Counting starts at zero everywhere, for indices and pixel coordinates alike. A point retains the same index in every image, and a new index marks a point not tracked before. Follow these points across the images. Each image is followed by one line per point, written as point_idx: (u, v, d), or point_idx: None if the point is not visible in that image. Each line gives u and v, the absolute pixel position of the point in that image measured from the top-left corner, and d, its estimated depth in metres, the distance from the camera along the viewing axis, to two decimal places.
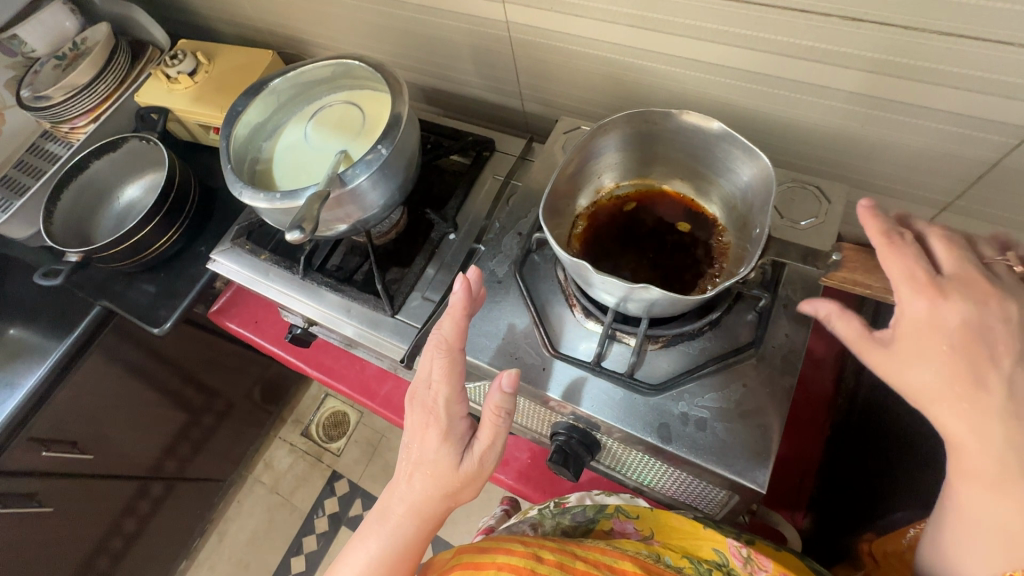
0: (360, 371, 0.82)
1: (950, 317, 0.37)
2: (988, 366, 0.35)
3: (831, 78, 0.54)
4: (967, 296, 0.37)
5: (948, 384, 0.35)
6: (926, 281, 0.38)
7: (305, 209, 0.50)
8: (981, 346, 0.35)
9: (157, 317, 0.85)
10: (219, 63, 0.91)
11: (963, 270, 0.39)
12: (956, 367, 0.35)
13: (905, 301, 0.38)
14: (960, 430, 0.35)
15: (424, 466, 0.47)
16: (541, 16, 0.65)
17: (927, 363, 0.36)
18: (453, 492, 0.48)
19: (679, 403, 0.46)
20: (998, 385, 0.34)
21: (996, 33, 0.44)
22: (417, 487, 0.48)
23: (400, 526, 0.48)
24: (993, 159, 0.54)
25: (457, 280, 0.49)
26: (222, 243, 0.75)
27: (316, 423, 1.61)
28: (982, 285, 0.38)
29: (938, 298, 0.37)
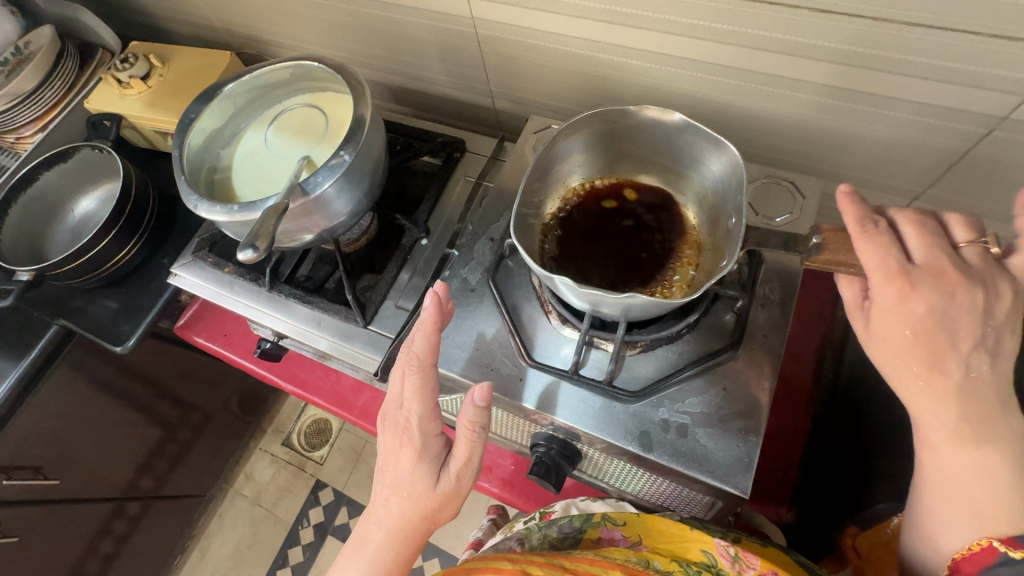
0: (335, 383, 0.79)
1: (916, 307, 0.38)
2: (948, 352, 0.38)
3: (799, 71, 0.54)
4: (935, 287, 0.38)
5: (912, 368, 0.38)
6: (896, 272, 0.38)
7: (261, 224, 0.47)
8: (944, 334, 0.38)
9: (119, 335, 0.81)
10: (173, 66, 0.87)
11: (934, 258, 0.39)
12: (916, 351, 0.38)
13: (875, 289, 0.39)
14: (917, 405, 0.39)
15: (400, 490, 0.46)
16: (507, 12, 0.63)
17: (892, 348, 0.39)
18: (433, 512, 0.46)
19: (659, 409, 0.45)
20: (956, 369, 0.38)
21: (963, 23, 0.44)
22: (393, 512, 0.46)
23: (379, 553, 0.46)
24: (963, 147, 0.54)
25: (426, 294, 0.47)
26: (182, 256, 0.72)
27: (298, 432, 1.57)
28: (949, 273, 0.38)
29: (906, 289, 0.38)
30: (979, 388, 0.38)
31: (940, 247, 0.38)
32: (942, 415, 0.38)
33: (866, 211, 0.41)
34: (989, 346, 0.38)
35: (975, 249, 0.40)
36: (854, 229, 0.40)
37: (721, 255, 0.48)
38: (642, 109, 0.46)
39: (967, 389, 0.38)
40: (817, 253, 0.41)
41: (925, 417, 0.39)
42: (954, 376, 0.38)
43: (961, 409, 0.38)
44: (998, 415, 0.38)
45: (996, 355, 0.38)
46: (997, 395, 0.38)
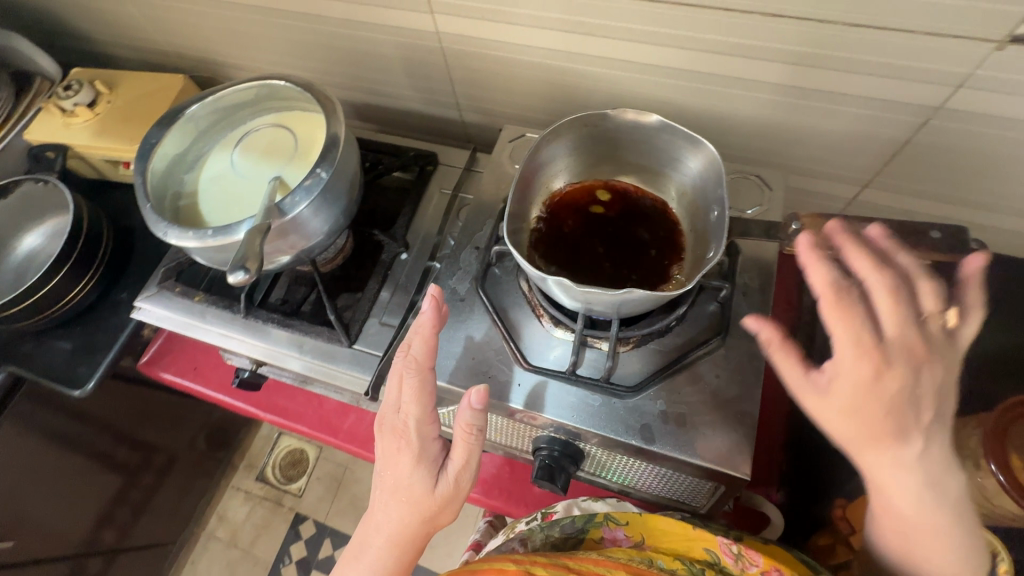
0: (318, 408, 0.76)
1: (887, 386, 0.39)
2: (912, 425, 0.40)
3: (754, 72, 0.57)
4: (904, 366, 0.39)
5: (878, 441, 0.40)
6: (869, 350, 0.39)
7: (246, 244, 0.46)
8: (908, 409, 0.39)
9: (76, 377, 0.76)
10: (121, 92, 0.84)
11: (903, 335, 0.39)
12: (884, 427, 0.39)
13: (847, 366, 0.40)
14: (879, 471, 0.42)
15: (399, 494, 0.45)
16: (472, 25, 0.65)
17: (860, 424, 0.40)
18: (432, 516, 0.45)
19: (657, 402, 0.46)
20: (917, 440, 0.40)
21: (896, 22, 0.48)
22: (392, 517, 0.45)
23: (379, 559, 0.45)
24: (905, 136, 0.58)
25: (426, 296, 0.48)
26: (148, 288, 0.68)
27: (272, 466, 1.50)
28: (916, 350, 0.39)
29: (879, 369, 0.39)
30: (936, 451, 0.40)
31: (910, 324, 0.39)
32: (905, 481, 0.41)
33: (836, 282, 0.41)
34: (942, 412, 0.40)
35: (937, 321, 0.41)
36: (829, 298, 0.40)
37: (706, 248, 0.49)
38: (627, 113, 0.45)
39: (928, 455, 0.40)
40: (798, 237, 0.46)
41: (887, 481, 0.42)
42: (914, 446, 0.40)
43: (922, 474, 0.41)
44: (948, 474, 0.41)
45: (948, 421, 0.41)
46: (947, 455, 0.41)
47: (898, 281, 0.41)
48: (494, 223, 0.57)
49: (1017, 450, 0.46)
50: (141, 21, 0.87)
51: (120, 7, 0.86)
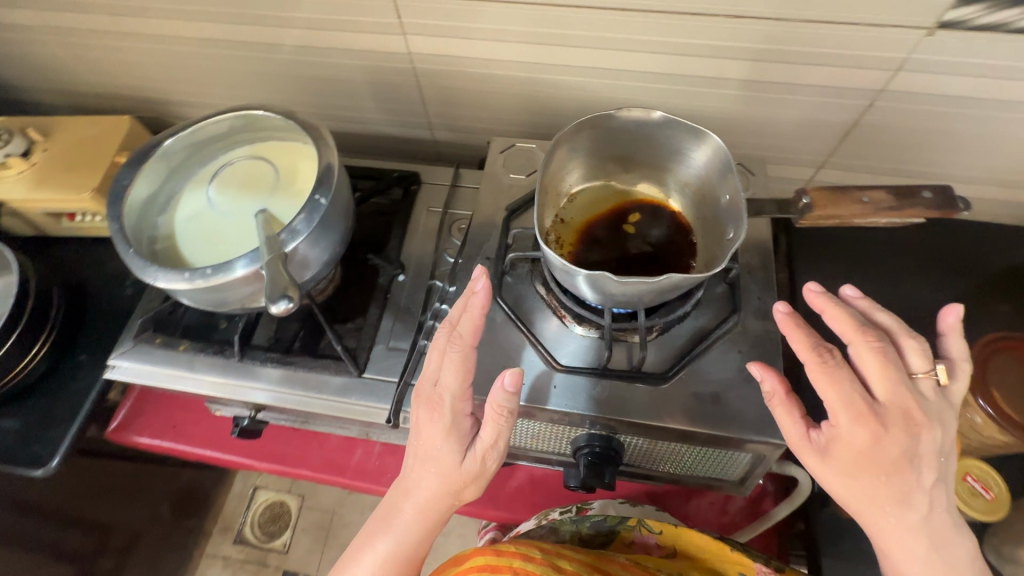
0: (321, 447, 0.73)
1: (886, 448, 0.40)
2: (914, 488, 0.41)
3: (717, 69, 0.62)
4: (900, 428, 0.41)
5: (883, 506, 0.41)
6: (864, 411, 0.41)
7: (274, 276, 0.47)
8: (910, 472, 0.41)
9: (36, 457, 0.68)
10: (59, 138, 0.77)
11: (897, 395, 0.42)
12: (887, 491, 0.41)
13: (845, 430, 0.41)
14: (890, 539, 0.42)
15: (428, 463, 0.45)
16: (445, 43, 0.66)
17: (862, 488, 0.41)
18: (457, 490, 0.45)
19: (688, 384, 0.48)
20: (922, 503, 0.41)
21: (842, 17, 0.53)
22: (422, 484, 0.45)
23: (405, 525, 0.46)
24: (854, 119, 0.64)
25: (478, 272, 0.48)
26: (121, 344, 0.63)
27: (250, 524, 1.40)
28: (912, 412, 0.41)
29: (876, 432, 0.41)
30: (941, 513, 0.41)
31: (901, 387, 0.41)
32: (916, 547, 0.41)
33: (818, 344, 0.44)
34: (943, 475, 0.42)
35: (925, 380, 0.43)
36: (814, 361, 0.43)
37: (721, 232, 0.47)
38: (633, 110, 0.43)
39: (933, 519, 0.41)
40: (812, 211, 0.50)
41: (898, 548, 0.42)
42: (920, 509, 0.41)
43: (931, 539, 0.41)
44: (958, 538, 0.42)
45: (949, 479, 0.42)
46: (953, 519, 0.42)
47: (885, 345, 0.43)
48: (499, 233, 0.56)
49: (1000, 385, 0.52)
50: (75, 63, 0.82)
51: (49, 50, 0.80)
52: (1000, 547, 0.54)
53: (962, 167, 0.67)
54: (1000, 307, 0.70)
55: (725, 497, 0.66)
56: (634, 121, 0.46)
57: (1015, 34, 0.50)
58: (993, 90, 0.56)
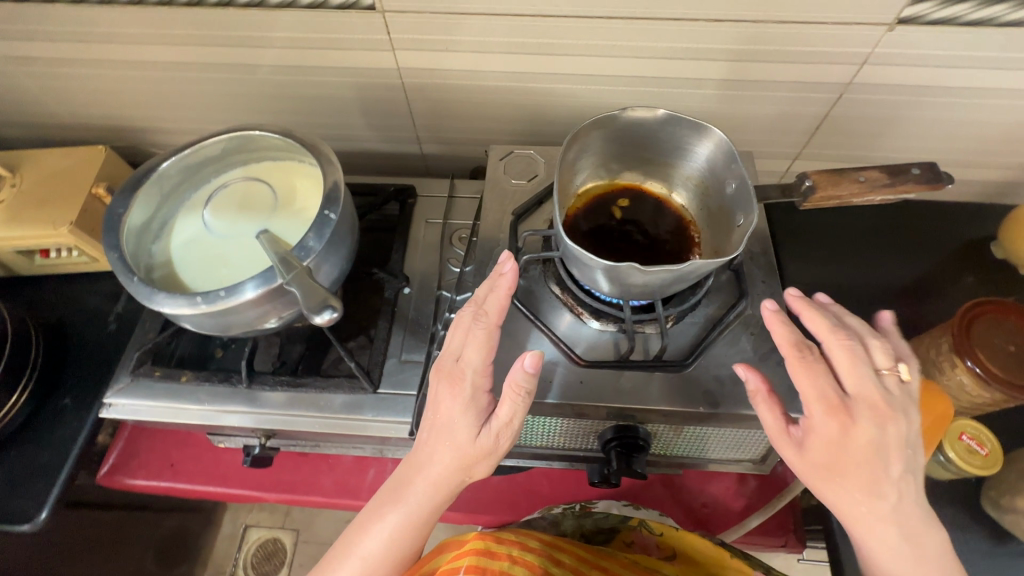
0: (332, 470, 0.71)
1: (856, 439, 0.43)
2: (885, 480, 0.43)
3: (698, 71, 0.65)
4: (869, 420, 0.43)
5: (854, 496, 0.43)
6: (835, 403, 0.44)
7: (307, 289, 0.47)
8: (879, 463, 0.43)
9: (22, 511, 0.64)
10: (29, 173, 0.74)
11: (864, 388, 0.44)
12: (858, 481, 0.43)
13: (818, 422, 0.44)
14: (863, 530, 0.44)
15: (443, 435, 0.46)
16: (435, 58, 0.67)
17: (835, 478, 0.43)
18: (469, 466, 0.46)
19: (708, 369, 0.50)
20: (892, 494, 0.43)
21: (812, 17, 0.57)
22: (436, 457, 0.46)
23: (417, 497, 0.46)
24: (824, 111, 0.69)
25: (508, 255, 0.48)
26: (117, 380, 0.60)
27: (242, 566, 1.33)
28: (881, 405, 0.44)
29: (845, 422, 0.43)
30: (910, 504, 0.44)
31: (868, 381, 0.44)
32: (887, 536, 0.43)
33: (798, 341, 0.46)
34: (912, 467, 0.44)
35: (895, 377, 0.46)
36: (794, 356, 0.46)
37: (727, 221, 0.50)
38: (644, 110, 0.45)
39: (902, 509, 0.43)
40: (813, 194, 0.51)
41: (869, 538, 0.44)
42: (890, 500, 0.43)
43: (901, 528, 0.43)
44: (927, 527, 0.44)
45: (918, 471, 0.44)
46: (924, 511, 0.44)
47: (854, 344, 0.46)
48: (508, 237, 0.56)
49: (984, 347, 0.55)
50: (41, 94, 0.79)
51: (13, 82, 0.77)
52: (1000, 498, 0.57)
53: (924, 150, 0.72)
54: (967, 279, 0.76)
55: (737, 480, 0.68)
56: (641, 120, 0.48)
57: (965, 26, 0.55)
58: (948, 79, 0.61)
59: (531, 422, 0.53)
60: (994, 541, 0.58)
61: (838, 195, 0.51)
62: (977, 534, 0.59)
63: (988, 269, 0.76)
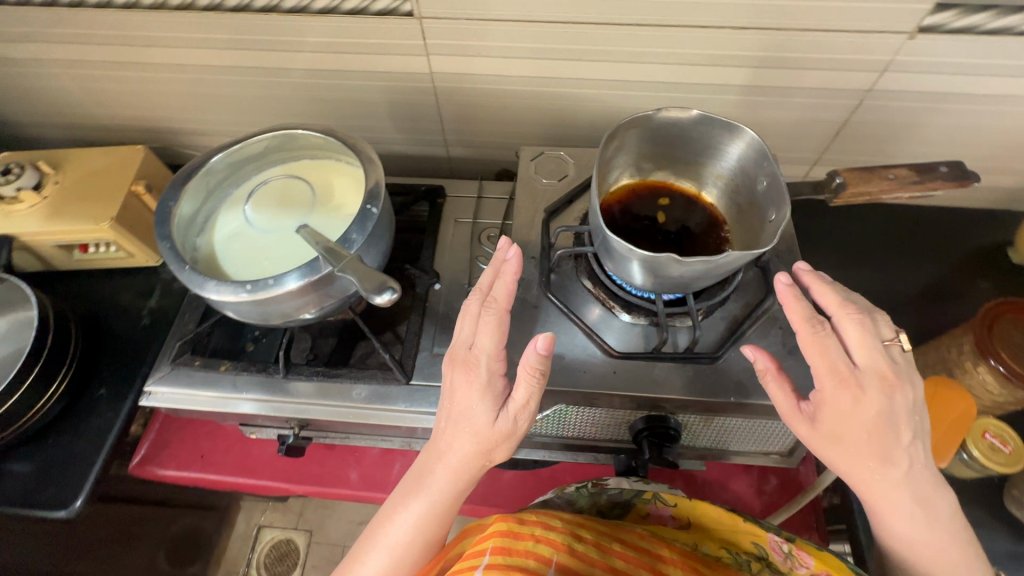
0: (358, 463, 0.72)
1: (868, 410, 0.44)
2: (895, 446, 0.45)
3: (722, 76, 0.67)
4: (879, 390, 0.44)
5: (867, 464, 0.45)
6: (846, 377, 0.45)
7: (361, 275, 0.49)
8: (890, 431, 0.44)
9: (57, 497, 0.65)
10: (71, 171, 0.77)
11: (874, 361, 0.46)
12: (870, 449, 0.44)
13: (831, 394, 0.45)
14: (873, 493, 0.46)
15: (461, 424, 0.47)
16: (467, 62, 0.70)
17: (848, 447, 0.45)
18: (488, 449, 0.47)
19: (736, 362, 0.52)
20: (902, 458, 0.45)
21: (835, 25, 0.59)
22: (455, 446, 0.47)
23: (438, 484, 0.48)
24: (843, 117, 0.71)
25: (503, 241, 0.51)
26: (158, 369, 0.62)
27: (256, 565, 1.34)
28: (889, 375, 0.45)
29: (858, 394, 0.44)
30: (917, 468, 0.46)
31: (878, 353, 0.45)
32: (897, 499, 0.46)
33: (810, 316, 0.47)
34: (919, 433, 0.46)
35: (899, 347, 0.47)
36: (808, 333, 0.47)
37: (758, 218, 0.51)
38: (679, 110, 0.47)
39: (910, 472, 0.45)
40: (845, 189, 0.54)
41: (881, 501, 0.46)
42: (900, 465, 0.45)
43: (910, 491, 0.45)
44: (933, 488, 0.46)
45: (923, 436, 0.46)
46: (932, 474, 0.46)
47: (862, 316, 0.47)
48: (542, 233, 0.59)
49: (1005, 346, 0.56)
50: (83, 95, 0.82)
51: (58, 84, 0.80)
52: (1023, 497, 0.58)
53: (943, 157, 0.74)
54: (984, 284, 0.77)
55: (760, 477, 0.68)
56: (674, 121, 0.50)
57: (985, 34, 0.57)
58: (966, 86, 0.63)
59: (560, 412, 0.54)
60: (1016, 540, 0.59)
61: (866, 191, 0.54)
62: (999, 531, 0.59)
63: (1005, 275, 0.77)
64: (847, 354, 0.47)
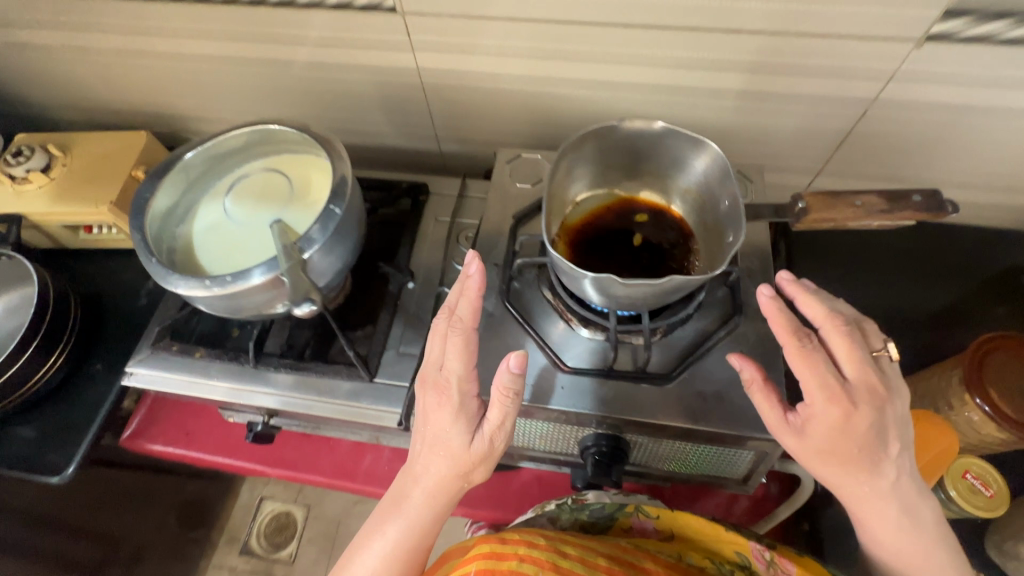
0: (331, 452, 0.74)
1: (858, 424, 0.43)
2: (882, 457, 0.45)
3: (717, 81, 0.64)
4: (869, 404, 0.44)
5: (852, 476, 0.45)
6: (839, 392, 0.44)
7: (295, 282, 0.52)
8: (876, 443, 0.44)
9: (52, 463, 0.70)
10: (78, 153, 0.80)
11: (863, 374, 0.45)
12: (857, 462, 0.44)
13: (821, 410, 0.44)
14: (858, 502, 0.46)
15: (437, 448, 0.48)
16: (453, 59, 0.69)
17: (836, 461, 0.44)
18: (466, 471, 0.47)
19: (693, 385, 0.51)
20: (887, 469, 0.45)
21: (834, 30, 0.56)
22: (432, 469, 0.48)
23: (418, 507, 0.48)
24: (847, 127, 0.66)
25: (470, 256, 0.48)
26: (139, 351, 0.65)
27: (257, 534, 1.40)
28: (877, 388, 0.45)
29: (849, 410, 0.43)
30: (902, 478, 0.45)
31: (868, 367, 0.44)
32: (882, 509, 0.46)
33: (799, 330, 0.45)
34: (905, 443, 0.46)
35: (884, 356, 0.47)
36: (796, 348, 0.45)
37: (723, 236, 0.49)
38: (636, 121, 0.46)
39: (895, 483, 0.45)
40: (806, 215, 0.52)
41: (866, 510, 0.46)
42: (887, 475, 0.45)
43: (895, 502, 0.45)
44: (916, 497, 0.46)
45: (908, 447, 0.46)
46: (918, 484, 0.46)
47: (849, 326, 0.46)
48: (508, 240, 0.58)
49: (995, 385, 0.53)
50: (93, 81, 0.85)
51: (71, 70, 0.83)
52: (1002, 543, 0.56)
53: (956, 173, 0.69)
54: (995, 311, 0.72)
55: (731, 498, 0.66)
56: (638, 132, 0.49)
57: (1001, 45, 0.53)
58: (981, 98, 0.58)
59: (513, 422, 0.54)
60: None
61: (831, 217, 0.51)
62: (976, 574, 0.57)
63: (1022, 301, 0.72)
64: (836, 367, 0.46)
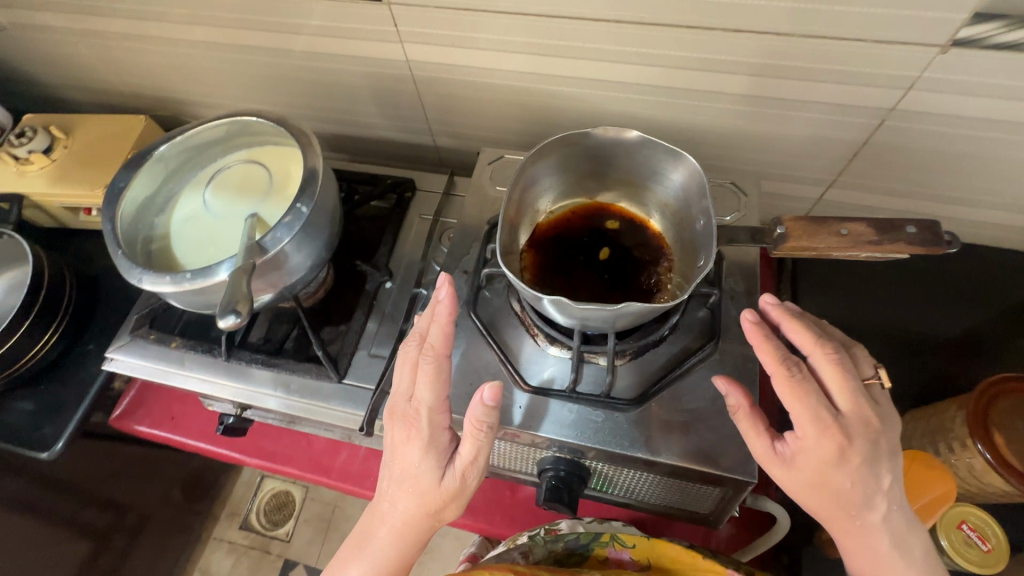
0: (307, 448, 0.74)
1: (850, 460, 0.40)
2: (876, 494, 0.41)
3: (719, 84, 0.60)
4: (863, 438, 0.40)
5: (846, 513, 0.41)
6: (832, 427, 0.40)
7: (233, 290, 0.47)
8: (870, 479, 0.40)
9: (42, 439, 0.71)
10: (79, 135, 0.81)
11: (858, 405, 0.41)
12: (849, 499, 0.40)
13: (812, 442, 0.40)
14: (854, 543, 0.42)
15: (406, 483, 0.45)
16: (443, 52, 0.66)
17: (827, 497, 0.41)
18: (436, 510, 0.45)
19: (659, 412, 0.48)
20: (882, 505, 0.41)
21: (848, 33, 0.50)
22: (399, 506, 0.45)
23: (384, 549, 0.46)
24: (862, 138, 0.61)
25: (441, 280, 0.47)
26: (120, 338, 0.66)
27: (256, 511, 1.44)
28: (873, 420, 0.41)
29: (841, 445, 0.40)
30: (898, 516, 0.42)
31: (862, 398, 0.40)
32: (880, 550, 0.41)
33: (785, 357, 0.42)
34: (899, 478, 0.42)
35: (877, 385, 0.44)
36: (782, 377, 0.41)
37: (694, 249, 0.50)
38: (609, 129, 0.46)
39: (891, 521, 0.41)
40: (784, 241, 0.49)
41: (863, 552, 0.42)
42: (881, 512, 0.41)
43: (893, 542, 0.41)
44: (916, 536, 0.42)
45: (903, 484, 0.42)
46: (917, 524, 0.42)
47: (840, 351, 0.43)
48: (481, 245, 0.57)
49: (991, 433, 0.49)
50: (97, 64, 0.86)
51: (76, 52, 0.84)
52: None
53: (983, 192, 0.63)
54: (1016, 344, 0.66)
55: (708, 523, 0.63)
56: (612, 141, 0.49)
57: None
58: (1015, 112, 0.52)
59: None
60: None
61: (814, 245, 0.48)
62: None
63: None
64: (828, 398, 0.42)
